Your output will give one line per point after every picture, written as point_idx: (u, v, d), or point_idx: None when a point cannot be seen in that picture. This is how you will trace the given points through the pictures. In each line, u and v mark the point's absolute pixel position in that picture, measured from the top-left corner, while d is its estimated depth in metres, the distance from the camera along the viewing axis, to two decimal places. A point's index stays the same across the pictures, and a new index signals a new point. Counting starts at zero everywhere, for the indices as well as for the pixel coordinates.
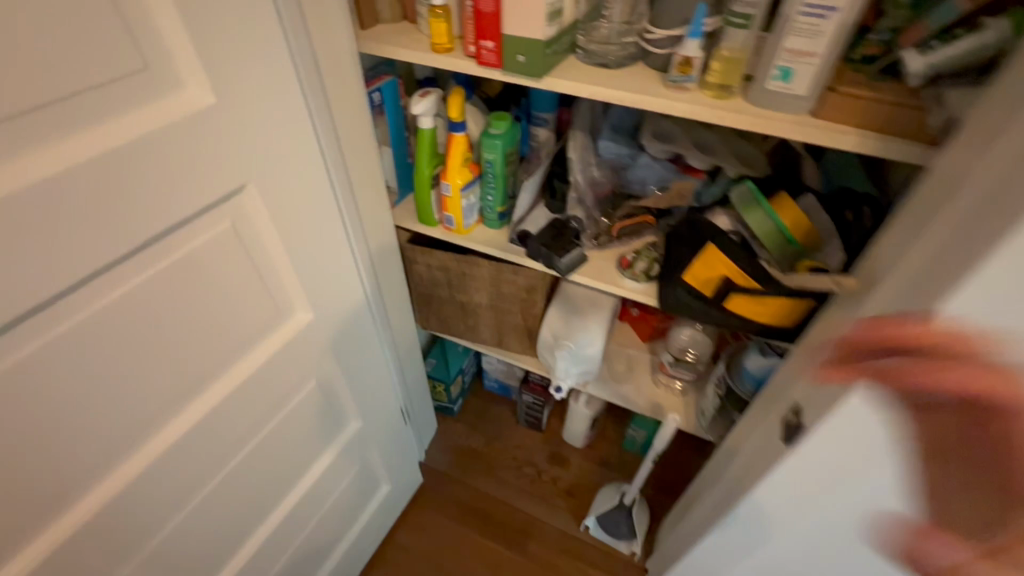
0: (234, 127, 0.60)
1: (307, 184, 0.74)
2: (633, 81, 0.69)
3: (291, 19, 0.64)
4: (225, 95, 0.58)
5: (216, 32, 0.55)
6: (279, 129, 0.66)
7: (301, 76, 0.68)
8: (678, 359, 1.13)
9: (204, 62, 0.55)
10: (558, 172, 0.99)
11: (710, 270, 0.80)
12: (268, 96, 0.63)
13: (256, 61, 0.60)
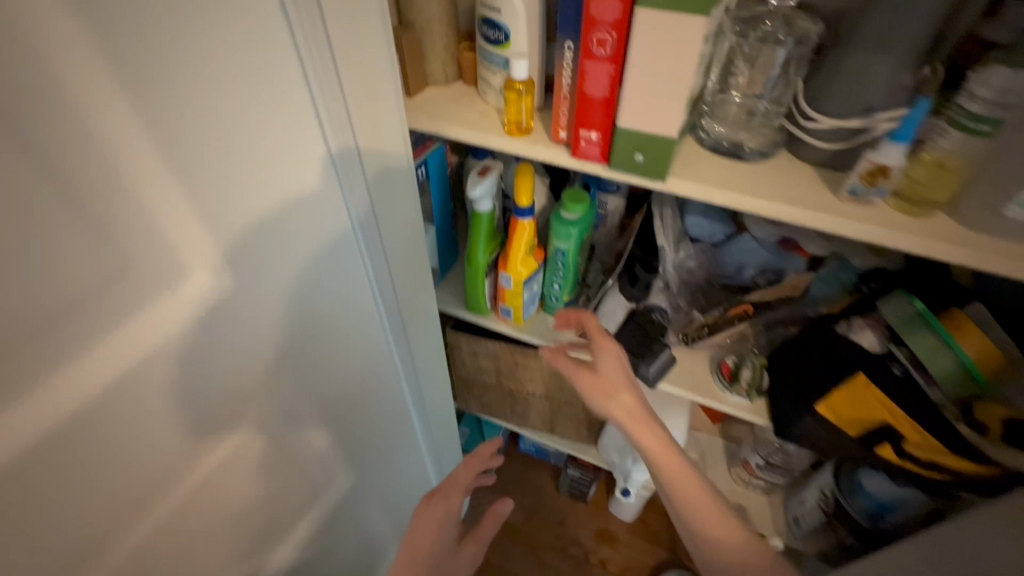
0: (260, 279, 0.44)
1: (348, 309, 0.58)
2: (785, 183, 0.52)
3: (335, 128, 0.46)
4: (251, 251, 0.42)
5: (239, 175, 0.38)
6: (318, 268, 0.50)
7: (345, 196, 0.51)
8: (770, 463, 0.95)
9: (223, 218, 0.38)
10: (636, 254, 0.80)
11: (858, 406, 0.62)
12: (306, 234, 0.47)
13: (291, 196, 0.44)
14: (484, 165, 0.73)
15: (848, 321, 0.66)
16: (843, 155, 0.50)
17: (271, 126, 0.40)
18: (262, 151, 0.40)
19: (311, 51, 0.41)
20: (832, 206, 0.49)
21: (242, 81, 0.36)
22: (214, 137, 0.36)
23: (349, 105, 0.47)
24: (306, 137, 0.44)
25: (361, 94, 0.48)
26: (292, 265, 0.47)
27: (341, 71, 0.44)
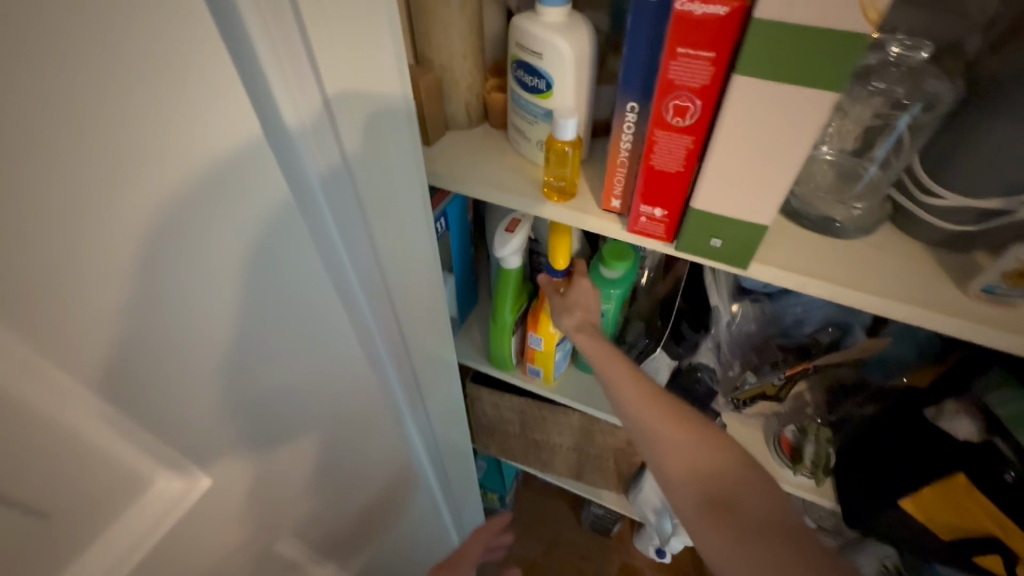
0: (198, 384, 0.30)
1: (341, 376, 0.42)
2: (897, 271, 0.42)
3: (340, 216, 0.35)
4: (237, 390, 0.33)
5: (213, 315, 0.29)
6: (322, 380, 0.40)
7: (354, 288, 0.40)
8: (822, 527, 0.86)
9: (199, 370, 0.29)
10: (682, 308, 0.71)
11: (956, 512, 0.53)
12: (304, 349, 0.37)
13: (284, 318, 0.34)
14: (513, 217, 0.64)
15: (938, 406, 0.56)
16: (969, 237, 0.41)
17: (255, 241, 0.29)
18: (244, 274, 0.29)
19: (307, 131, 0.29)
20: (959, 305, 0.39)
21: (213, 203, 0.26)
22: (177, 282, 0.26)
23: (359, 185, 0.35)
24: (303, 238, 0.33)
25: (374, 167, 0.36)
26: (290, 385, 0.37)
27: (346, 146, 0.32)
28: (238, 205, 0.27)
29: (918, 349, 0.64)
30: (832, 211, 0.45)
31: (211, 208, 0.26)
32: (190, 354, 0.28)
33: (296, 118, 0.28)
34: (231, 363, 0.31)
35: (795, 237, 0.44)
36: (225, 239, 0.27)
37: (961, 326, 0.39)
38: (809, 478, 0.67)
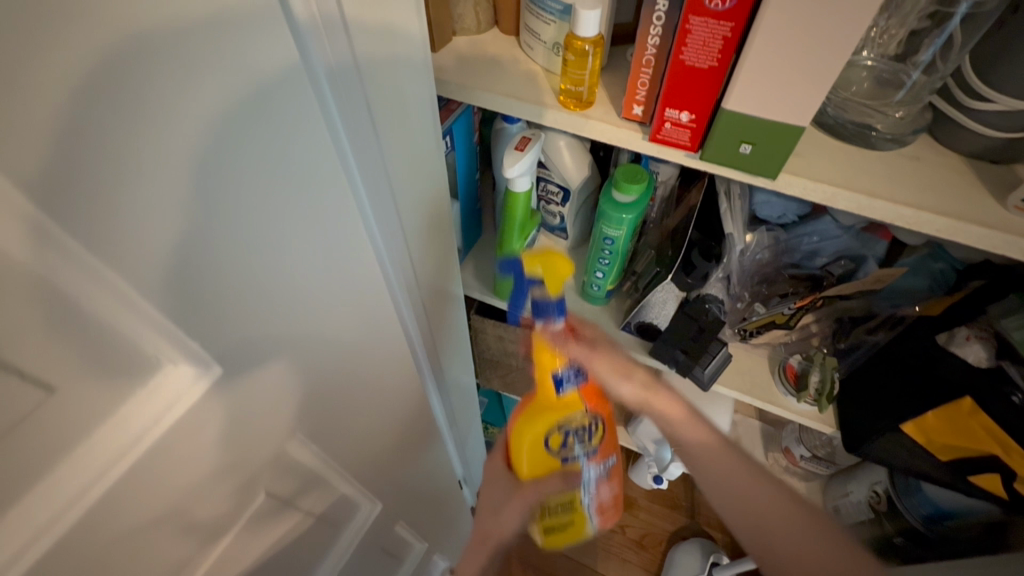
0: (190, 291, 0.24)
1: (354, 294, 0.38)
2: (933, 184, 0.40)
3: (348, 116, 0.31)
4: (243, 303, 0.28)
5: (195, 195, 0.22)
6: (337, 303, 0.36)
7: (364, 201, 0.37)
8: (814, 456, 0.88)
9: (168, 263, 0.23)
10: (694, 238, 0.69)
11: (959, 434, 0.54)
12: (315, 264, 0.32)
13: (285, 220, 0.28)
14: (523, 136, 0.62)
15: (950, 332, 0.56)
16: (1014, 145, 0.38)
17: (253, 117, 0.24)
18: (246, 157, 0.24)
19: (320, 37, 0.26)
20: (998, 219, 0.38)
21: (205, 68, 0.21)
22: (160, 160, 0.20)
23: (366, 90, 0.32)
24: (308, 124, 0.28)
25: (381, 77, 0.33)
26: (303, 303, 0.33)
27: (354, 49, 0.29)
28: (230, 59, 0.22)
29: (931, 282, 0.64)
30: (869, 120, 0.42)
31: (196, 60, 0.20)
32: (153, 238, 0.22)
33: (309, 19, 0.25)
34: (235, 272, 0.26)
35: (825, 148, 0.42)
36: (217, 110, 0.22)
37: (1000, 241, 0.37)
38: (812, 405, 0.68)
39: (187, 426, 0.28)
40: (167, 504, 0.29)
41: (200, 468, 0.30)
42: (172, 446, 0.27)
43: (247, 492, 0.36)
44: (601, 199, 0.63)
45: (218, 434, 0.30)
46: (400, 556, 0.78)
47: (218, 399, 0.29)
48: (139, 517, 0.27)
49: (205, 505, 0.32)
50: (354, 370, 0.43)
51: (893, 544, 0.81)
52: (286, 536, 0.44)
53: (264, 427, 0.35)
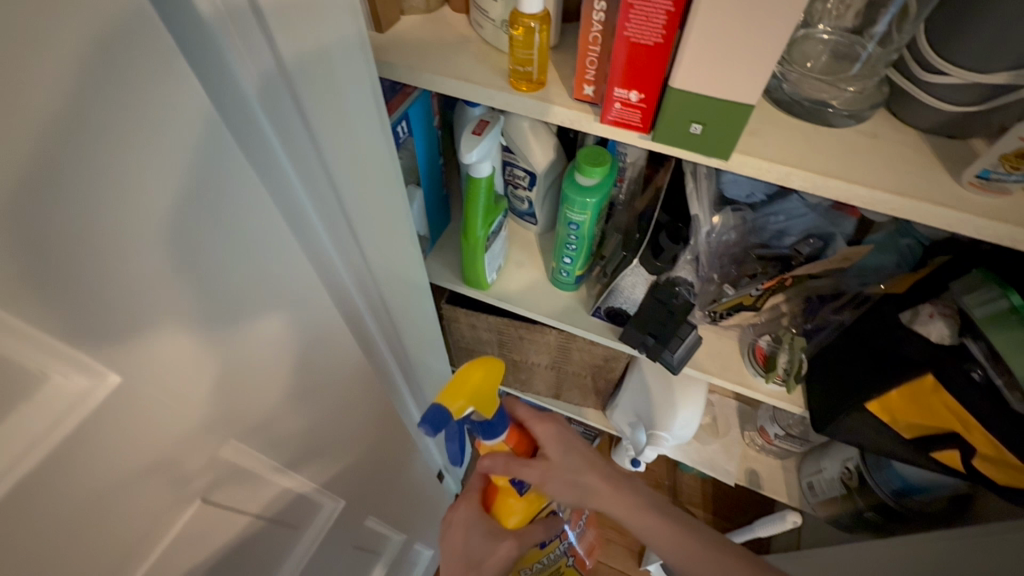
0: (85, 297, 0.23)
1: (291, 296, 0.38)
2: (890, 161, 0.39)
3: (277, 122, 0.31)
4: (164, 312, 0.27)
5: (84, 199, 0.22)
6: (272, 311, 0.36)
7: (300, 203, 0.36)
8: (788, 434, 0.90)
9: (61, 267, 0.22)
10: (661, 221, 0.68)
11: (922, 411, 0.54)
12: (249, 272, 0.32)
13: (201, 225, 0.27)
14: (480, 120, 0.60)
15: (914, 309, 0.56)
16: (970, 120, 0.37)
17: (156, 132, 0.23)
18: (147, 157, 0.23)
19: (236, 42, 0.26)
20: (952, 196, 0.37)
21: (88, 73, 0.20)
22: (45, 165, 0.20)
23: (302, 100, 0.31)
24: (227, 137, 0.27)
25: (319, 85, 0.32)
26: (236, 313, 0.32)
27: (282, 55, 0.29)
28: (111, 64, 0.21)
29: (898, 258, 0.64)
30: (826, 95, 0.41)
31: (72, 76, 0.19)
32: (40, 242, 0.21)
33: (223, 29, 0.25)
34: (145, 281, 0.26)
35: (779, 125, 0.41)
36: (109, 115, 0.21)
37: (955, 220, 0.37)
38: (780, 386, 0.67)
39: (91, 441, 0.26)
40: (82, 521, 0.27)
41: (117, 482, 0.29)
42: (77, 460, 0.25)
43: (184, 501, 0.35)
44: (565, 182, 0.62)
45: (134, 444, 0.29)
46: (376, 547, 0.78)
47: (126, 410, 0.27)
48: (48, 537, 0.26)
49: (131, 517, 0.31)
50: (298, 369, 0.42)
51: (863, 519, 0.82)
52: (238, 540, 0.43)
53: (195, 433, 0.33)
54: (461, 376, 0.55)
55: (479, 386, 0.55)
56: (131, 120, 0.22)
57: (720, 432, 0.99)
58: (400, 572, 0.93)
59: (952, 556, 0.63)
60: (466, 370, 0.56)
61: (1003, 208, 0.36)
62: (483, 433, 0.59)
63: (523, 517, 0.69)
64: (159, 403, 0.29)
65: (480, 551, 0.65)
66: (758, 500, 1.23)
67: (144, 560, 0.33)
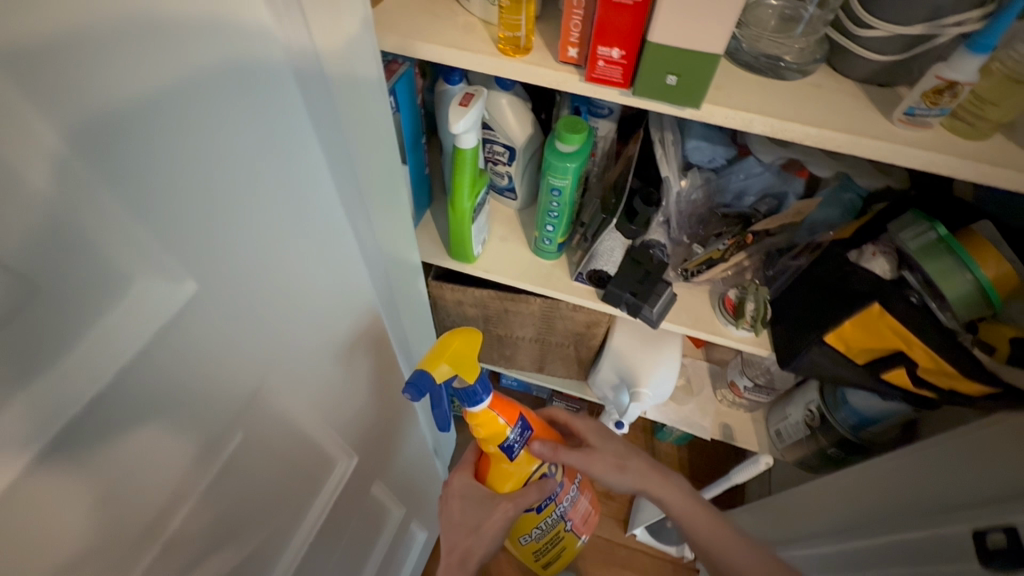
0: (157, 219, 0.26)
1: (313, 255, 0.40)
2: (834, 106, 0.45)
3: (311, 88, 0.34)
4: (212, 246, 0.30)
5: (169, 128, 0.25)
6: (297, 264, 0.38)
7: (328, 172, 0.39)
8: (756, 385, 0.97)
9: (145, 188, 0.24)
10: (635, 186, 0.73)
11: (872, 335, 0.61)
12: (283, 215, 0.35)
13: (248, 171, 0.30)
14: (466, 92, 0.63)
15: (859, 249, 0.64)
16: (896, 69, 0.44)
17: (224, 71, 0.26)
18: (216, 101, 0.27)
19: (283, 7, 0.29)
20: (886, 132, 0.43)
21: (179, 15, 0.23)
22: (143, 91, 0.23)
23: (328, 67, 0.35)
24: (275, 95, 0.31)
25: (340, 55, 0.36)
26: (271, 254, 0.35)
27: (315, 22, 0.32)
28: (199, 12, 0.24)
29: (843, 211, 0.71)
30: (780, 50, 0.47)
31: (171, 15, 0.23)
32: (133, 162, 0.24)
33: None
34: (204, 216, 0.28)
35: (740, 80, 0.46)
36: (193, 56, 0.24)
37: (889, 152, 0.43)
38: (749, 331, 0.73)
39: (156, 353, 0.28)
40: (153, 430, 0.30)
41: (181, 395, 0.31)
42: (148, 366, 0.28)
43: (227, 438, 0.37)
44: (545, 150, 0.66)
45: (195, 362, 0.31)
46: (378, 521, 0.79)
47: (188, 327, 0.30)
48: (124, 438, 0.28)
49: (188, 438, 0.33)
50: (319, 324, 0.44)
51: (827, 454, 0.90)
52: (269, 491, 0.45)
53: (241, 366, 0.36)
54: (442, 347, 0.61)
55: (459, 353, 0.61)
56: (208, 64, 0.25)
57: (694, 391, 1.05)
58: (398, 551, 0.94)
59: (903, 471, 0.71)
60: (446, 343, 0.61)
61: (929, 140, 0.43)
62: (468, 400, 0.63)
63: (517, 479, 0.71)
64: (209, 334, 0.32)
65: (482, 499, 0.69)
66: (731, 459, 1.31)
67: (193, 488, 0.35)
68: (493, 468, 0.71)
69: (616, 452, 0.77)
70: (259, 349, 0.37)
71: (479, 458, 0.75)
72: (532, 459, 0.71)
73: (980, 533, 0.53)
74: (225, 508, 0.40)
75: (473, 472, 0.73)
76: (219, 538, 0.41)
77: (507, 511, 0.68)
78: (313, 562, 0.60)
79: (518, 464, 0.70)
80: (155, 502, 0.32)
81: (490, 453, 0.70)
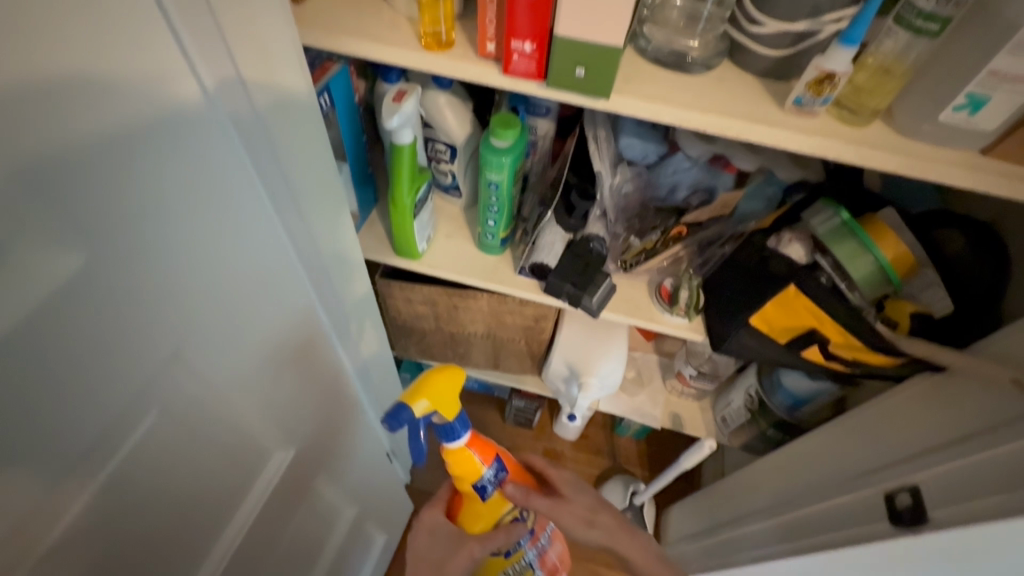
0: (37, 187, 0.26)
1: (231, 240, 0.41)
2: (732, 96, 0.48)
3: (217, 74, 0.36)
4: (103, 218, 0.30)
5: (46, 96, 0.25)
6: (212, 247, 0.39)
7: (245, 160, 0.40)
8: (701, 373, 1.00)
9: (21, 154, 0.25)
10: (571, 181, 0.76)
11: (789, 315, 0.65)
12: (194, 200, 0.36)
13: (144, 148, 0.31)
14: (399, 90, 0.64)
15: (778, 235, 0.67)
16: (788, 63, 0.48)
17: (112, 48, 0.28)
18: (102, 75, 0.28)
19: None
20: (778, 119, 0.47)
21: None
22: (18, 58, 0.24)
23: (236, 57, 0.37)
24: (175, 79, 0.32)
25: (251, 48, 0.38)
26: (183, 233, 0.36)
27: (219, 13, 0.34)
28: None
29: (766, 204, 0.76)
30: (685, 45, 0.50)
31: None
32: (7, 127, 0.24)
33: None
34: (93, 186, 0.29)
35: (648, 74, 0.49)
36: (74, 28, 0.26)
37: (780, 137, 0.47)
38: (682, 318, 0.77)
39: (39, 321, 0.28)
40: (43, 402, 0.30)
41: (77, 368, 0.32)
42: (32, 333, 0.28)
43: (136, 418, 0.37)
44: (481, 146, 0.68)
45: (93, 333, 0.32)
46: (327, 519, 0.78)
47: (78, 297, 0.30)
48: (10, 408, 0.29)
49: (88, 412, 0.33)
50: (243, 312, 0.45)
51: (767, 435, 0.94)
52: (188, 476, 0.45)
53: (146, 341, 0.36)
54: (423, 381, 0.61)
55: (439, 390, 0.61)
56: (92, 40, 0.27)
57: (644, 382, 1.09)
58: (351, 553, 0.93)
59: (828, 444, 0.75)
60: (424, 382, 0.61)
61: (815, 128, 0.47)
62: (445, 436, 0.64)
63: (488, 520, 0.73)
64: (103, 307, 0.32)
65: None
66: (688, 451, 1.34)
67: (96, 468, 0.35)
68: (467, 503, 0.72)
69: (588, 505, 0.76)
70: (168, 328, 0.38)
71: (451, 495, 0.76)
72: (505, 502, 0.72)
73: (889, 495, 0.57)
74: (139, 492, 0.40)
75: (445, 508, 0.74)
76: (134, 524, 0.41)
77: (473, 552, 0.67)
78: (250, 557, 0.59)
79: (490, 503, 0.71)
80: (52, 477, 0.33)
81: (464, 490, 0.71)
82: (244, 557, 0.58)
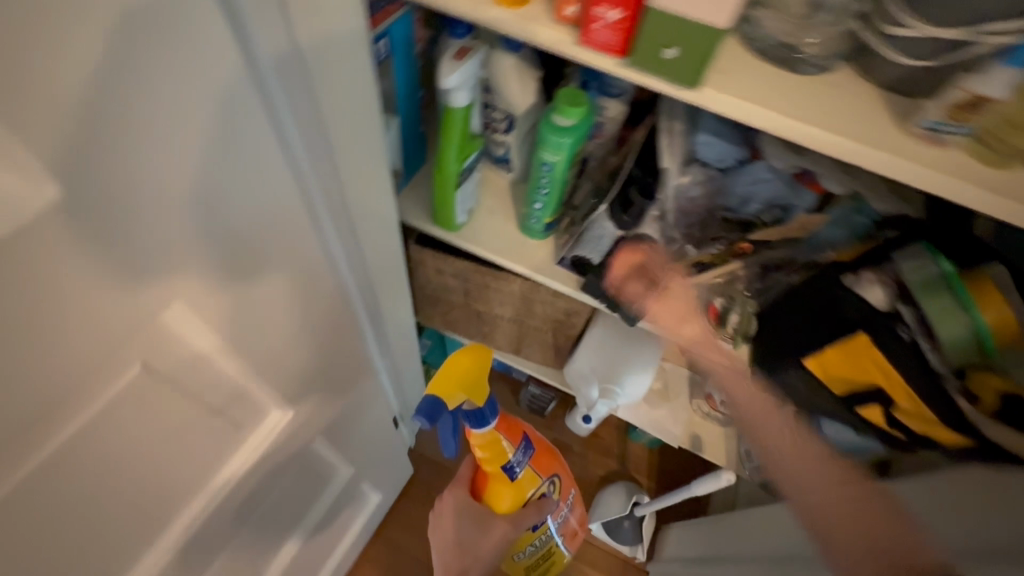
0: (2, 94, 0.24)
1: (245, 188, 0.38)
2: (841, 109, 0.41)
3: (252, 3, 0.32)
4: (82, 141, 0.28)
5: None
6: (221, 193, 0.36)
7: (272, 102, 0.37)
8: (733, 401, 0.94)
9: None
10: (633, 174, 0.70)
11: (852, 365, 0.58)
12: (198, 137, 0.33)
13: (137, 71, 0.28)
14: (460, 47, 0.61)
15: (856, 274, 0.60)
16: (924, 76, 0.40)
17: None
18: None
19: None
20: (892, 145, 0.40)
21: None
22: None
23: None
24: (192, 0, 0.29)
25: None
26: (182, 170, 0.33)
27: None
28: None
29: (850, 233, 0.65)
30: (801, 39, 0.42)
31: None
32: None
33: None
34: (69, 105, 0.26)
35: (744, 68, 0.42)
36: None
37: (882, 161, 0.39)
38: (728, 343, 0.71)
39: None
40: (8, 332, 0.29)
41: (42, 297, 0.30)
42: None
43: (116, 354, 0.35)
44: (541, 122, 0.62)
45: (63, 264, 0.30)
46: (322, 475, 0.77)
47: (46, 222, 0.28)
48: None
49: (63, 346, 0.32)
50: (253, 266, 0.42)
51: None
52: (181, 427, 0.43)
53: (133, 279, 0.34)
54: (449, 364, 0.57)
55: (464, 373, 0.57)
56: None
57: (670, 397, 1.03)
58: (343, 509, 0.93)
59: None
60: (453, 360, 0.57)
61: (935, 161, 0.39)
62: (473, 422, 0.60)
63: (516, 501, 0.69)
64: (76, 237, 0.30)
65: None
66: (701, 472, 1.28)
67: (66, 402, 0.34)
68: (488, 489, 0.68)
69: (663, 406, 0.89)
70: (159, 270, 0.35)
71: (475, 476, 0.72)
72: (535, 479, 0.69)
73: None
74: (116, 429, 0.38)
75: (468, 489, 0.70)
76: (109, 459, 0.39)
77: (507, 533, 0.66)
78: (235, 503, 0.58)
79: (517, 485, 0.68)
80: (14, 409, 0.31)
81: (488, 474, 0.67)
82: (228, 503, 0.56)
